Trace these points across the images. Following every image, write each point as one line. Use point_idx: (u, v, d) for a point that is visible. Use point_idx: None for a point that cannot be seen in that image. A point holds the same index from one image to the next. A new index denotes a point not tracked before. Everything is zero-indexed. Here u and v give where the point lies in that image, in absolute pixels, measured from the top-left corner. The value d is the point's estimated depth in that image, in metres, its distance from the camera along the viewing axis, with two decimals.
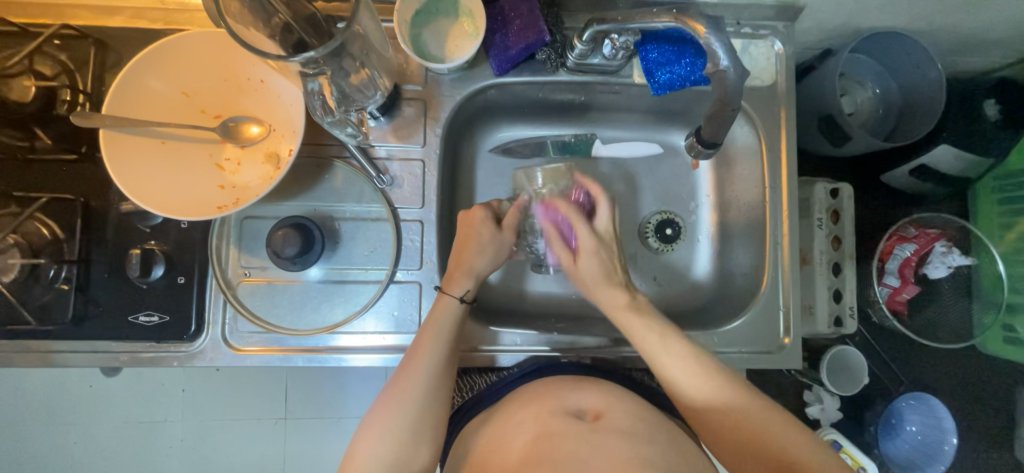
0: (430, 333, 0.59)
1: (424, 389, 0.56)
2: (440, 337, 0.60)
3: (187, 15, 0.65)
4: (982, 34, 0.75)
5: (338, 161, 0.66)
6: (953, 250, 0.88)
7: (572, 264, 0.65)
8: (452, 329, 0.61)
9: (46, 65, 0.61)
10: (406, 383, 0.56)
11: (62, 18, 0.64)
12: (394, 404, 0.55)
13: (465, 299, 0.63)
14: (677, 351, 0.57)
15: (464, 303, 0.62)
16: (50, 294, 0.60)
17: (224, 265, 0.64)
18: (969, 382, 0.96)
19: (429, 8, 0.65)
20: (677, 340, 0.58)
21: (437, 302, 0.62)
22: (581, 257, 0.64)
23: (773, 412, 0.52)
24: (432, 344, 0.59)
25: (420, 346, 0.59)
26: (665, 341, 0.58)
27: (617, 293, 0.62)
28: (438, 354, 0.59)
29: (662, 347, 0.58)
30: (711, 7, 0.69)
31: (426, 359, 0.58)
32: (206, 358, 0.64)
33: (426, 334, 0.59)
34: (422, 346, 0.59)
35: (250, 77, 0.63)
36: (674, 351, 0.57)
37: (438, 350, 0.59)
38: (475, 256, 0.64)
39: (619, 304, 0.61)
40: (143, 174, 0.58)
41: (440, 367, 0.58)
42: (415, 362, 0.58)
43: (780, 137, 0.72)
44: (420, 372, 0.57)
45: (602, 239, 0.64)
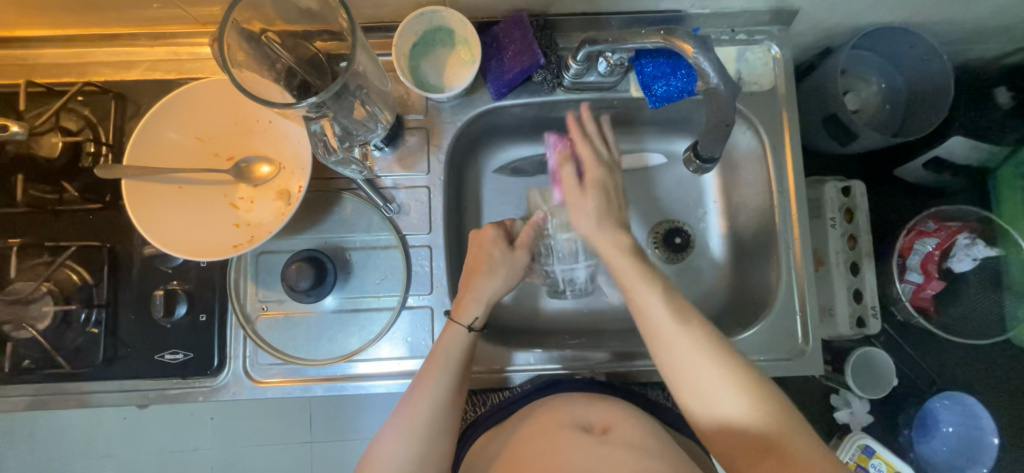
0: (437, 361, 0.60)
1: (429, 413, 0.57)
2: (449, 364, 0.60)
3: (199, 64, 0.69)
4: (989, 22, 0.73)
5: (346, 193, 0.68)
6: (978, 242, 0.84)
7: (574, 205, 0.62)
8: (461, 355, 0.61)
9: (71, 120, 0.65)
10: (415, 407, 0.57)
11: (84, 75, 0.68)
12: (405, 427, 0.56)
13: (474, 327, 0.62)
14: (693, 333, 0.53)
15: (473, 332, 0.62)
16: (82, 339, 0.63)
17: (243, 301, 0.66)
18: (1007, 378, 0.92)
19: (426, 40, 0.67)
20: (700, 329, 0.54)
21: (445, 330, 0.62)
22: (587, 193, 0.61)
23: (794, 426, 0.48)
24: (440, 370, 0.59)
25: (427, 372, 0.59)
26: (687, 329, 0.54)
27: (617, 231, 0.60)
28: (447, 380, 0.59)
29: (677, 321, 0.54)
30: (704, 17, 0.69)
31: (433, 384, 0.58)
32: (229, 392, 0.65)
33: (434, 359, 0.60)
34: (429, 373, 0.59)
35: (259, 119, 0.66)
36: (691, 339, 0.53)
37: (446, 376, 0.59)
38: (486, 284, 0.64)
39: (622, 246, 0.59)
40: (163, 219, 0.61)
41: (449, 392, 0.59)
42: (424, 388, 0.58)
43: (784, 140, 0.71)
44: (427, 396, 0.58)
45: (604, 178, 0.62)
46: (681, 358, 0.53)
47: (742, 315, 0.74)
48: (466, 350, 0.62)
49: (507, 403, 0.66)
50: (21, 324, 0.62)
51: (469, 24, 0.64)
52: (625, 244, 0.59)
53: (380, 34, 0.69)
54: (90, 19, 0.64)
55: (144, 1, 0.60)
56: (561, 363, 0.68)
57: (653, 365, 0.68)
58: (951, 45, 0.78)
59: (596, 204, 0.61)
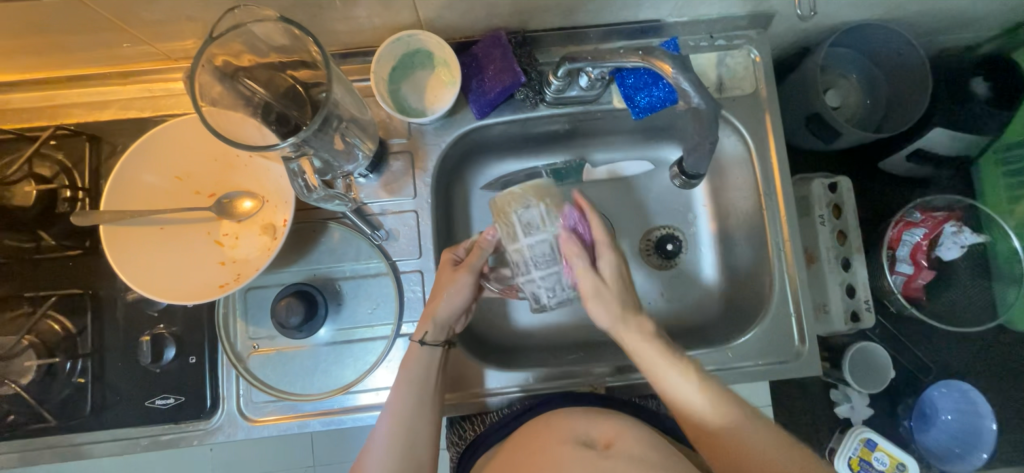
0: (402, 379, 0.60)
1: (404, 429, 0.59)
2: (417, 385, 0.60)
3: (173, 99, 0.67)
4: (962, 15, 0.74)
5: (332, 222, 0.67)
6: (965, 229, 0.85)
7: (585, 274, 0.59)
8: (429, 373, 0.61)
9: (46, 166, 0.63)
10: (389, 427, 0.59)
11: (55, 118, 0.66)
12: (383, 440, 0.58)
13: (426, 342, 0.62)
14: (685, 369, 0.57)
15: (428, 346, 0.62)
16: (68, 390, 0.62)
17: (233, 339, 0.65)
18: (1002, 361, 0.93)
19: (405, 64, 0.66)
20: (694, 375, 0.57)
21: (408, 350, 0.62)
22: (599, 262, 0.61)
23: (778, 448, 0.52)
24: (405, 388, 0.60)
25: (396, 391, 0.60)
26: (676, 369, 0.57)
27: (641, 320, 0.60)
28: (414, 400, 0.60)
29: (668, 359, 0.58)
30: (682, 25, 0.69)
31: (402, 404, 0.59)
32: (224, 433, 0.64)
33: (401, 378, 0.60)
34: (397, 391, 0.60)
35: (239, 154, 0.65)
36: (687, 384, 0.57)
37: (415, 394, 0.60)
38: (444, 304, 0.62)
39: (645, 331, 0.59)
40: (145, 262, 0.59)
41: (417, 407, 0.59)
42: (394, 411, 0.59)
43: (768, 142, 0.71)
44: (398, 414, 0.59)
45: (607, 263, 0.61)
46: (671, 384, 0.57)
47: (738, 318, 0.74)
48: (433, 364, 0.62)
49: (501, 425, 0.65)
50: (3, 380, 0.60)
51: (447, 46, 0.64)
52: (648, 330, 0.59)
53: (357, 60, 0.68)
54: (59, 61, 0.63)
55: (112, 40, 0.59)
56: (561, 379, 0.67)
57: None
58: (927, 38, 0.79)
59: (612, 296, 0.60)
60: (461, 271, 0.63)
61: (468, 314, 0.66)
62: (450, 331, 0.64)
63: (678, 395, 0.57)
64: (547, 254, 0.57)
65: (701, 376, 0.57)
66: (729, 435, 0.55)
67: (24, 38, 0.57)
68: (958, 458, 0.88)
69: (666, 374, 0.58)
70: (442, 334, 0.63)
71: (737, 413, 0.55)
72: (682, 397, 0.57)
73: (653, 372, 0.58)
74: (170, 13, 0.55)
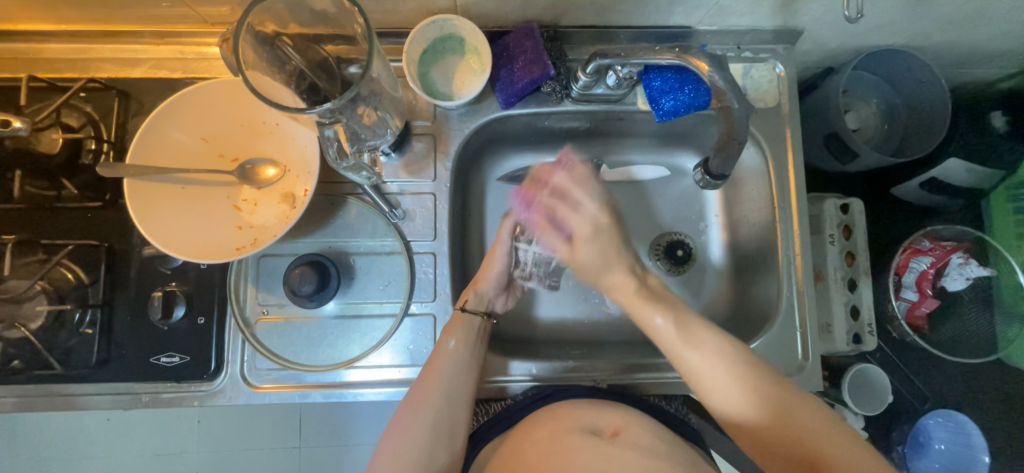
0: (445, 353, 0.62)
1: (443, 393, 0.60)
2: (449, 380, 0.61)
3: (204, 63, 0.68)
4: (985, 49, 0.75)
5: (351, 197, 0.68)
6: (971, 261, 0.86)
7: (567, 252, 0.66)
8: (472, 346, 0.64)
9: (73, 117, 0.64)
10: (426, 399, 0.60)
11: (86, 71, 0.67)
12: (412, 406, 0.60)
13: (488, 315, 0.68)
14: (708, 346, 0.56)
15: (483, 319, 0.67)
16: (75, 340, 0.62)
17: (242, 303, 0.65)
18: (994, 395, 0.94)
19: (436, 47, 0.67)
20: (724, 345, 0.56)
21: (454, 319, 0.65)
22: (576, 244, 0.65)
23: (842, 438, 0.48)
24: (450, 360, 0.61)
25: (425, 381, 0.61)
26: (695, 335, 0.57)
27: (625, 281, 0.62)
28: (447, 392, 0.60)
29: (682, 334, 0.57)
30: (712, 34, 0.70)
31: (433, 395, 0.60)
32: (226, 397, 0.64)
33: (433, 366, 0.61)
34: (428, 379, 0.61)
35: (266, 121, 0.66)
36: (699, 342, 0.56)
37: (459, 353, 0.63)
38: (495, 274, 0.69)
39: (631, 292, 0.61)
40: (164, 219, 0.60)
41: (454, 384, 0.61)
42: (423, 402, 0.60)
43: (787, 157, 0.72)
44: (440, 381, 0.61)
45: (600, 229, 0.64)
46: (686, 359, 0.56)
47: (743, 329, 0.74)
48: (474, 334, 0.65)
49: (504, 416, 0.66)
50: (13, 323, 0.61)
51: (480, 34, 0.65)
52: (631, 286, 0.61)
53: (389, 40, 0.69)
54: (96, 15, 0.63)
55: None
56: (563, 373, 0.68)
57: (657, 378, 0.68)
58: (948, 70, 0.80)
59: (606, 240, 0.64)
60: (496, 245, 0.69)
61: (510, 294, 0.73)
62: (489, 305, 0.69)
63: (696, 376, 0.55)
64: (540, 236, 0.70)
65: (722, 348, 0.55)
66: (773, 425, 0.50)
67: None
68: None
69: (683, 354, 0.56)
70: (482, 305, 0.68)
71: (781, 404, 0.51)
72: (706, 385, 0.55)
73: (671, 352, 0.57)
74: None
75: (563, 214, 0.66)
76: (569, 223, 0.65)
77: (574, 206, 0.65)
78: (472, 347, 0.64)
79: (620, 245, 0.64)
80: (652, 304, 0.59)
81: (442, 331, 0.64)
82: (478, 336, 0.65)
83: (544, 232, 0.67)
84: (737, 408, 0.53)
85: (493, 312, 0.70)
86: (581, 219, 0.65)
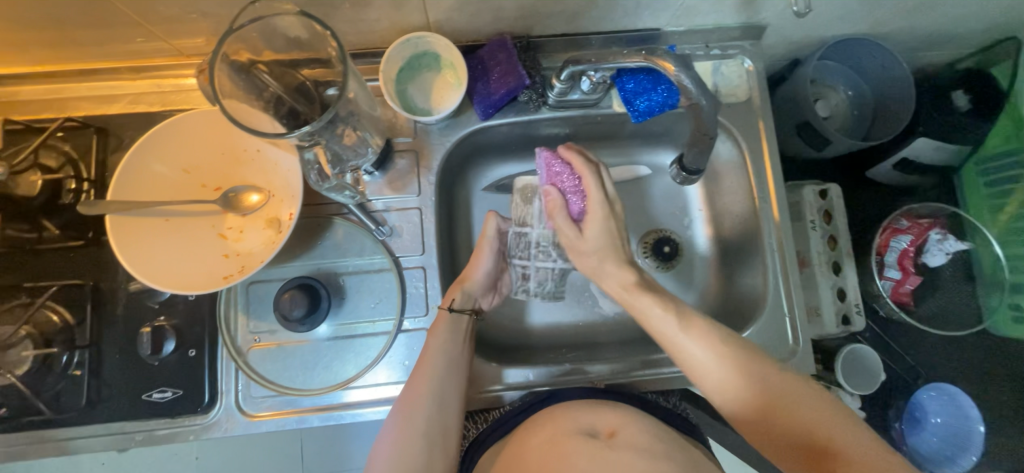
0: (434, 353, 0.62)
1: (434, 396, 0.60)
2: (439, 383, 0.61)
3: (182, 95, 0.68)
4: (942, 32, 0.78)
5: (336, 218, 0.68)
6: (949, 237, 0.88)
7: (576, 238, 0.60)
8: (459, 347, 0.64)
9: (51, 157, 0.64)
10: (417, 407, 0.60)
11: (62, 111, 0.67)
12: (404, 413, 0.60)
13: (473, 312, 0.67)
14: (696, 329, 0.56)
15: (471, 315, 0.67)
16: (64, 382, 0.61)
17: (234, 333, 0.65)
18: (984, 365, 0.96)
19: (413, 65, 0.68)
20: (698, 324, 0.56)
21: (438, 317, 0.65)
22: (586, 231, 0.60)
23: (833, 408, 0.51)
24: (439, 363, 0.62)
25: (415, 387, 0.61)
26: (684, 320, 0.56)
27: (623, 273, 0.59)
28: (437, 396, 0.61)
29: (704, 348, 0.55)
30: (679, 35, 0.72)
31: (424, 401, 0.60)
32: (222, 428, 0.63)
33: (422, 370, 0.61)
34: (418, 384, 0.61)
35: (247, 148, 0.66)
36: (692, 329, 0.56)
37: (447, 352, 0.63)
38: (478, 275, 0.69)
39: (625, 284, 0.59)
40: (149, 253, 0.59)
41: (445, 388, 0.61)
42: (415, 406, 0.60)
43: (762, 148, 0.74)
44: (430, 383, 0.61)
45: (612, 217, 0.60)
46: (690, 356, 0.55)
47: (733, 319, 0.75)
48: (461, 332, 0.65)
49: (503, 421, 0.65)
50: None
51: (455, 48, 0.66)
52: (627, 282, 0.59)
53: (366, 60, 0.69)
54: (71, 54, 0.63)
55: (126, 35, 0.60)
56: (561, 377, 0.68)
57: (653, 374, 0.69)
58: (909, 54, 0.83)
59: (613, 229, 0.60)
60: (482, 247, 0.69)
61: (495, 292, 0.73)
62: (476, 304, 0.70)
63: (702, 367, 0.55)
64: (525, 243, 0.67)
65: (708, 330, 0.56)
66: (777, 422, 0.51)
67: (40, 30, 0.58)
68: (948, 460, 0.90)
69: (690, 354, 0.55)
70: (468, 302, 0.68)
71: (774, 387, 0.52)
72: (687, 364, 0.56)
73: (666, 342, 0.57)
74: (185, 10, 0.56)
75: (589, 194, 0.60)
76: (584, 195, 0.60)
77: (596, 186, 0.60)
78: (459, 346, 0.64)
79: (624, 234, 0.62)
80: (653, 298, 0.58)
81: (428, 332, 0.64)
82: (464, 339, 0.65)
83: (555, 216, 0.61)
84: (725, 390, 0.54)
85: (479, 310, 0.70)
86: (602, 206, 0.59)
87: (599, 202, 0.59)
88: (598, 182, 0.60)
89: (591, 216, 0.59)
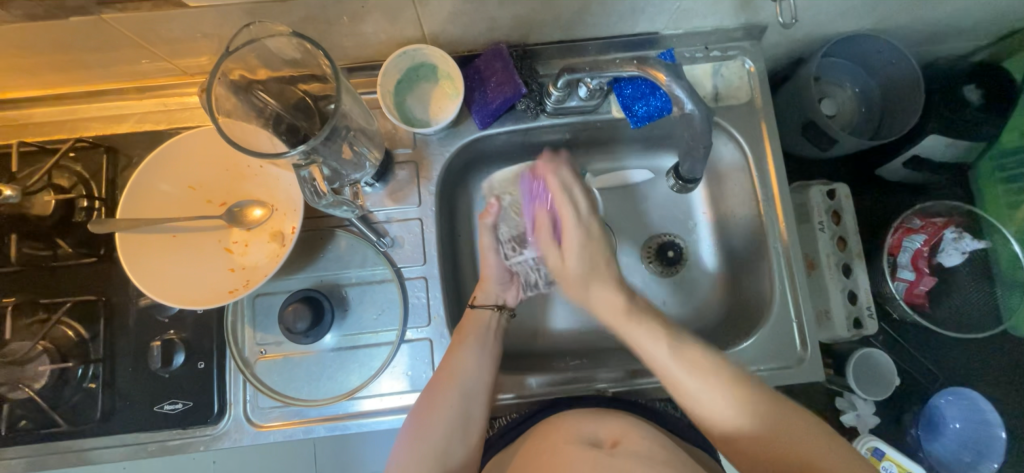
0: (468, 342, 0.64)
1: (464, 386, 0.62)
2: (468, 374, 0.63)
3: (188, 113, 0.70)
4: (951, 25, 0.76)
5: (338, 230, 0.69)
6: (965, 235, 0.86)
7: (557, 259, 0.62)
8: (490, 342, 0.67)
9: (64, 178, 0.66)
10: (443, 396, 0.61)
11: (75, 131, 0.69)
12: (429, 401, 0.61)
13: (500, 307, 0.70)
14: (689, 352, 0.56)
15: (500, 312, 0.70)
16: (80, 395, 0.63)
17: (241, 345, 0.66)
18: (1005, 367, 0.93)
19: (410, 77, 0.68)
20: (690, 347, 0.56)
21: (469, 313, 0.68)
22: (563, 249, 0.61)
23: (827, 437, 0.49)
24: (473, 355, 0.64)
25: (444, 377, 0.62)
26: (679, 347, 0.56)
27: (614, 297, 0.59)
28: (464, 387, 0.62)
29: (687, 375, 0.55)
30: (678, 37, 0.72)
31: (451, 391, 0.62)
32: (231, 438, 0.64)
33: (450, 362, 0.63)
34: (447, 373, 0.62)
35: (250, 164, 0.67)
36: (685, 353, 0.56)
37: (477, 345, 0.65)
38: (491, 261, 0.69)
39: (618, 309, 0.59)
40: (156, 270, 0.61)
41: (476, 379, 0.63)
42: (443, 393, 0.61)
43: (765, 150, 0.73)
44: (462, 373, 0.62)
45: (590, 239, 0.60)
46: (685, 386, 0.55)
47: (739, 326, 0.74)
48: (489, 326, 0.68)
49: (512, 427, 0.65)
50: (16, 385, 0.62)
51: (450, 59, 0.66)
52: (618, 304, 0.59)
53: (364, 73, 0.70)
54: (81, 77, 0.65)
55: (132, 57, 0.62)
56: (562, 384, 0.68)
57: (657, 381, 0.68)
58: (917, 48, 0.81)
59: (590, 259, 0.60)
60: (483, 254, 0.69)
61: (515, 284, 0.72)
62: (500, 299, 0.71)
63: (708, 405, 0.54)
64: (514, 235, 0.68)
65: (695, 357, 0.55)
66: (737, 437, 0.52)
67: (50, 56, 0.60)
68: (969, 467, 0.86)
69: (689, 388, 0.55)
70: (492, 298, 0.71)
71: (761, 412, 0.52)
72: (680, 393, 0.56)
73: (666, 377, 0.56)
74: (187, 31, 0.58)
75: (563, 220, 0.59)
76: (557, 211, 0.60)
77: (569, 201, 0.59)
78: (487, 340, 0.67)
79: (608, 255, 0.61)
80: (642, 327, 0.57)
81: (457, 329, 0.66)
82: (492, 334, 0.68)
83: (540, 235, 0.62)
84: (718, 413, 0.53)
85: (505, 305, 0.71)
86: (578, 231, 0.59)
87: (576, 232, 0.59)
88: (574, 206, 0.59)
89: (567, 237, 0.59)
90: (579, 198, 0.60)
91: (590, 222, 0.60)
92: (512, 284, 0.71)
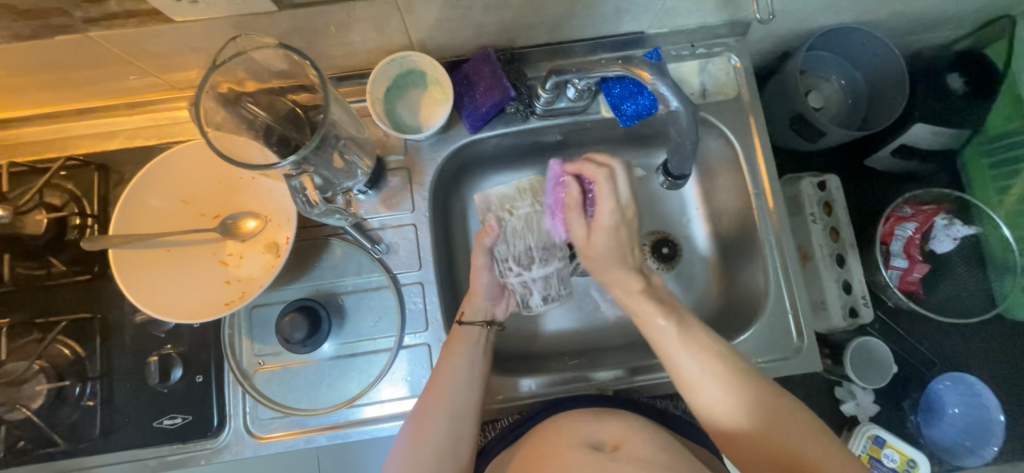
0: (454, 366, 0.63)
1: (451, 409, 0.61)
2: (454, 394, 0.62)
3: (178, 127, 0.70)
4: (932, 15, 0.77)
5: (333, 239, 0.69)
6: (955, 222, 0.87)
7: (582, 237, 0.60)
8: (478, 363, 0.65)
9: (56, 196, 0.66)
10: (432, 419, 0.60)
11: (65, 149, 0.69)
12: (417, 424, 0.60)
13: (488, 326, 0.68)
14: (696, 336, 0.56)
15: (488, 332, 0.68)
16: (78, 413, 0.63)
17: (239, 356, 0.66)
18: (1002, 352, 0.94)
19: (399, 84, 0.69)
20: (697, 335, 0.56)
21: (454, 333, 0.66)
22: (593, 229, 0.59)
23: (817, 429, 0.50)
24: (462, 376, 0.63)
25: (432, 399, 0.61)
26: (685, 336, 0.56)
27: (629, 279, 0.59)
28: (452, 408, 0.61)
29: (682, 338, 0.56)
30: (664, 36, 0.72)
31: (439, 411, 0.61)
32: (231, 451, 0.64)
33: (438, 383, 0.62)
34: (435, 394, 0.62)
35: (242, 176, 0.67)
36: (691, 342, 0.56)
37: (466, 366, 0.64)
38: (484, 279, 0.68)
39: (631, 291, 0.59)
40: (150, 285, 0.61)
41: (464, 401, 0.62)
42: (430, 417, 0.61)
43: (754, 144, 0.73)
44: (450, 395, 0.61)
45: (624, 222, 0.58)
46: (686, 372, 0.55)
47: (735, 319, 0.75)
48: (476, 346, 0.66)
49: (514, 429, 0.65)
50: (14, 405, 0.62)
51: (439, 65, 0.67)
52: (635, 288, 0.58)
53: (353, 82, 0.71)
54: (70, 94, 0.65)
55: (120, 73, 0.62)
56: (562, 385, 0.68)
57: (655, 378, 0.69)
58: (900, 38, 0.82)
59: (623, 235, 0.58)
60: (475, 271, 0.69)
61: (505, 300, 0.71)
62: (489, 314, 0.70)
63: (695, 385, 0.54)
64: (511, 256, 0.69)
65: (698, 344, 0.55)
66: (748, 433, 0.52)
67: (38, 75, 0.60)
68: (968, 451, 0.88)
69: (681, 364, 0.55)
70: (480, 314, 0.69)
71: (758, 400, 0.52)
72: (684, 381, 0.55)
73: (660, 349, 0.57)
74: (175, 46, 0.58)
75: (600, 197, 0.58)
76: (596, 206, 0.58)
77: (609, 189, 0.57)
78: (475, 359, 0.65)
79: (636, 242, 0.59)
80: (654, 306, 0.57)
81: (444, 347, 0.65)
82: (481, 352, 0.66)
83: (568, 215, 0.61)
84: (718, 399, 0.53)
85: (495, 320, 0.70)
86: (611, 211, 0.58)
87: (611, 210, 0.57)
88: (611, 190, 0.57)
89: (599, 220, 0.58)
90: (619, 180, 0.58)
91: (627, 209, 0.58)
92: (504, 299, 0.71)
